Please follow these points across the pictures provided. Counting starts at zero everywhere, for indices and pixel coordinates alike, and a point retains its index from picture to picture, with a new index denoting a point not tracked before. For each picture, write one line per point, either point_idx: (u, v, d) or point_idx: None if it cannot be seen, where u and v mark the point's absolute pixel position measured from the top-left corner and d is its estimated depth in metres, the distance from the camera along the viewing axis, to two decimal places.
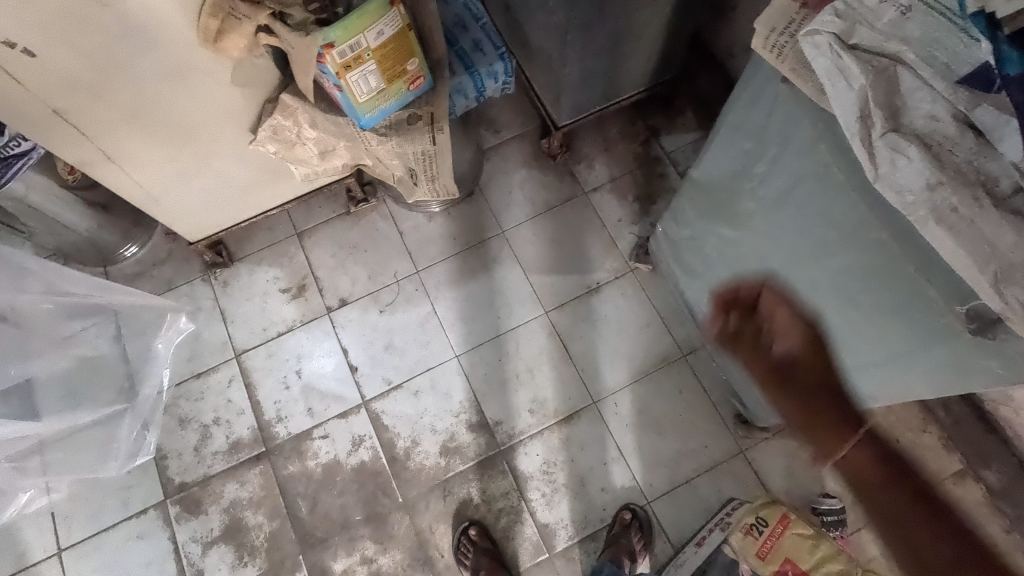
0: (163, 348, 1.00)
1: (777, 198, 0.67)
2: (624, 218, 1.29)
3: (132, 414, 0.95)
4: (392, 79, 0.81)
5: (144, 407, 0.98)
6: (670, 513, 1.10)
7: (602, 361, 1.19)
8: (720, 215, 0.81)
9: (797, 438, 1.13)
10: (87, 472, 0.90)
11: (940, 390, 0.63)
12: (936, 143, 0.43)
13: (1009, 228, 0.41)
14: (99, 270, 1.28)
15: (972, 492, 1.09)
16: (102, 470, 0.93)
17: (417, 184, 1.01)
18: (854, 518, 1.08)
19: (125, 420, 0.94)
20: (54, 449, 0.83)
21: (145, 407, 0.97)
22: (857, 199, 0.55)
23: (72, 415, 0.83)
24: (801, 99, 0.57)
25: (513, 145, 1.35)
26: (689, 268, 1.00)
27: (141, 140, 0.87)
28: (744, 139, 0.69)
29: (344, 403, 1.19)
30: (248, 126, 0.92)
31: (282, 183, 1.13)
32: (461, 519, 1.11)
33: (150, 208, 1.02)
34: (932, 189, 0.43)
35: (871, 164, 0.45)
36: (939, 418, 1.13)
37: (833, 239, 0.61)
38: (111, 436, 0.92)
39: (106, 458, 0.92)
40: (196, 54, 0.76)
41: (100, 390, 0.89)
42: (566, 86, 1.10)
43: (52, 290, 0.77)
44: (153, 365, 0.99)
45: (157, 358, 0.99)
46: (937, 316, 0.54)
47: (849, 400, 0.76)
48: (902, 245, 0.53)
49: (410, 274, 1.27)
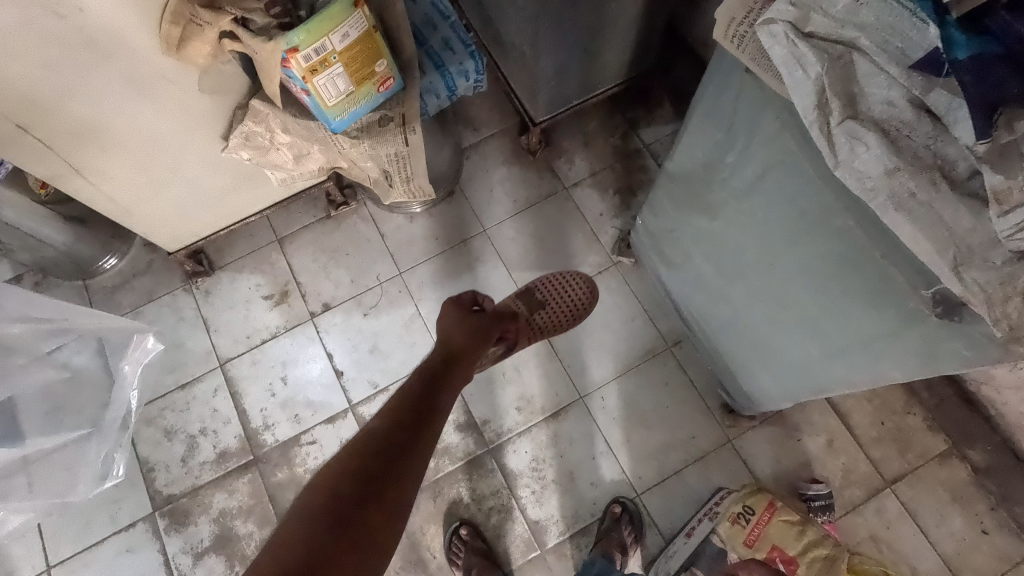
0: (130, 369, 0.96)
1: (747, 187, 0.67)
2: (605, 212, 1.29)
3: (98, 437, 0.91)
4: (361, 81, 0.80)
5: (111, 429, 0.93)
6: (659, 505, 1.10)
7: (588, 356, 1.19)
8: (694, 206, 0.81)
9: (783, 425, 1.14)
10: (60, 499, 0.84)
11: (914, 374, 0.63)
12: (893, 129, 0.43)
13: (966, 212, 0.42)
14: (79, 283, 1.26)
15: (958, 472, 1.10)
16: (73, 496, 0.87)
17: (393, 185, 1.00)
18: (842, 502, 1.09)
19: (90, 443, 0.89)
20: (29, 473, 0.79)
21: (111, 428, 0.93)
22: (824, 187, 0.55)
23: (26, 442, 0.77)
24: (765, 88, 0.57)
25: (492, 143, 1.34)
26: (669, 260, 1.00)
27: (109, 152, 0.86)
28: (713, 129, 0.69)
29: (331, 409, 1.18)
30: (219, 134, 0.92)
31: (259, 188, 1.12)
32: (452, 519, 1.11)
33: (124, 219, 1.01)
34: (891, 174, 0.43)
35: (830, 152, 0.46)
36: (923, 399, 1.13)
37: (803, 228, 0.61)
38: (78, 459, 0.87)
39: (74, 482, 0.87)
40: (159, 62, 0.76)
41: (70, 412, 0.85)
42: (541, 81, 1.10)
43: (21, 315, 0.75)
44: (116, 387, 0.94)
45: (123, 380, 0.95)
46: (906, 301, 0.54)
47: (830, 385, 0.76)
48: (868, 232, 0.53)
49: (392, 276, 1.26)
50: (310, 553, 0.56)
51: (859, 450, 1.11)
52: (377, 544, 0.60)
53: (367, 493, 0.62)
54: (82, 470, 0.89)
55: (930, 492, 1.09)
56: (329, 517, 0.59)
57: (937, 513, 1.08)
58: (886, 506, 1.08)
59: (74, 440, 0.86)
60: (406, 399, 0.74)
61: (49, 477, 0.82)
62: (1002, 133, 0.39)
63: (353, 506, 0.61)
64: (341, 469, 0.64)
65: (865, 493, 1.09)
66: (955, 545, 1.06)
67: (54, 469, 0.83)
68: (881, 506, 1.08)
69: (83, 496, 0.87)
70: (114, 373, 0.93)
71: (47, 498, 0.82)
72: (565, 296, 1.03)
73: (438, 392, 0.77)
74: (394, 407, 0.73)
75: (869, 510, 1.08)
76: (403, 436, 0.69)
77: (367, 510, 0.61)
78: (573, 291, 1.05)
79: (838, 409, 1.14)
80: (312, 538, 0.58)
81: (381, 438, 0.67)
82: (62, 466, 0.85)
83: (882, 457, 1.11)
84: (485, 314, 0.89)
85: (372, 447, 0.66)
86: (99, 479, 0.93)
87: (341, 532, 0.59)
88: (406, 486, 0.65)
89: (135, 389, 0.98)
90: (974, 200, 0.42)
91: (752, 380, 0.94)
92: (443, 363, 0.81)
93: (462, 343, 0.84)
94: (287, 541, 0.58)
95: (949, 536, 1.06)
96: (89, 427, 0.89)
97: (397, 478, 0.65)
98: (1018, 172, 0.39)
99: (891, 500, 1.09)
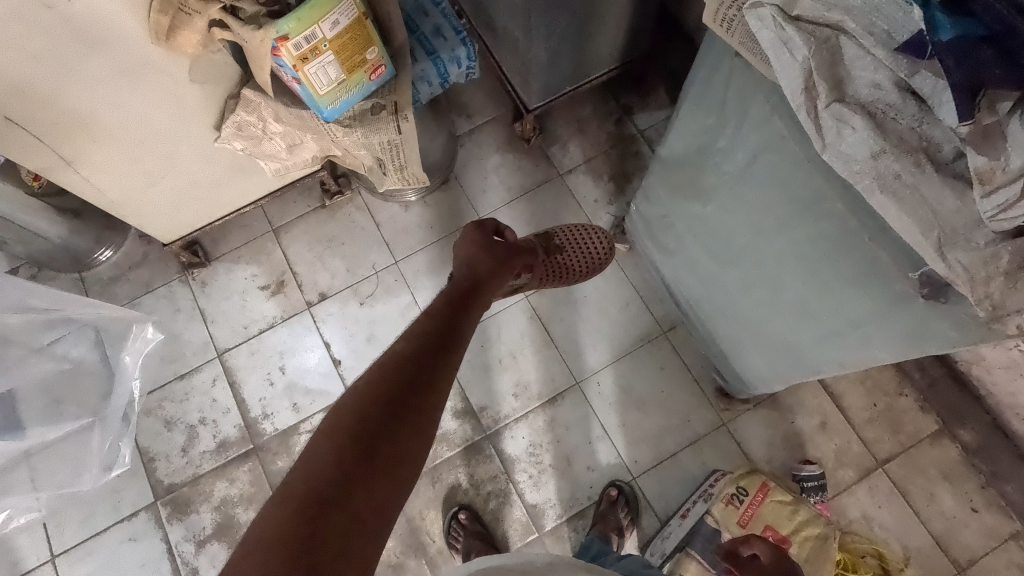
0: (131, 361, 0.98)
1: (738, 172, 0.67)
2: (600, 198, 1.29)
3: (102, 427, 0.93)
4: (352, 69, 0.80)
5: (113, 420, 0.95)
6: (655, 488, 1.12)
7: (584, 342, 1.20)
8: (687, 191, 0.81)
9: (777, 408, 1.15)
10: (66, 488, 0.88)
11: (903, 354, 0.64)
12: (880, 112, 0.44)
13: (951, 194, 0.42)
14: (75, 276, 1.26)
15: (949, 452, 1.11)
16: (78, 486, 0.91)
17: (387, 173, 1.00)
18: (834, 483, 1.11)
19: (95, 433, 0.91)
20: (37, 464, 0.81)
21: (114, 418, 0.95)
22: (813, 170, 0.56)
23: (35, 434, 0.79)
24: (755, 72, 0.57)
25: (486, 130, 1.34)
26: (663, 245, 1.01)
27: (101, 144, 0.86)
28: (705, 114, 0.69)
29: (329, 397, 1.19)
30: (211, 124, 0.91)
31: (254, 178, 1.12)
32: (451, 504, 1.13)
33: (117, 211, 1.02)
34: (877, 157, 0.44)
35: (818, 135, 0.46)
36: (915, 381, 1.15)
37: (794, 211, 0.62)
38: (81, 450, 0.89)
39: (80, 473, 0.90)
40: (149, 52, 0.75)
41: (76, 403, 0.87)
42: (535, 68, 1.09)
43: (21, 305, 0.75)
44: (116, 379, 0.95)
45: (124, 371, 0.97)
46: (893, 282, 0.55)
47: (820, 367, 0.77)
48: (856, 215, 0.54)
49: (388, 265, 1.27)
50: (345, 462, 0.51)
51: (852, 431, 1.13)
52: (412, 459, 0.56)
53: (400, 405, 0.58)
54: (88, 460, 0.91)
55: (921, 471, 1.10)
56: (364, 425, 0.55)
57: (928, 492, 1.09)
58: (878, 486, 1.10)
59: (79, 432, 0.88)
60: (425, 324, 0.71)
61: (55, 468, 0.85)
62: (985, 116, 0.39)
63: (388, 417, 0.56)
64: (366, 383, 0.59)
65: (857, 473, 1.11)
66: (945, 523, 1.08)
67: (61, 459, 0.86)
68: (873, 486, 1.10)
69: (91, 485, 0.91)
70: (115, 364, 0.95)
71: (56, 488, 0.85)
72: (584, 247, 1.02)
73: (461, 322, 0.74)
74: (415, 330, 0.70)
75: (861, 490, 1.10)
76: (427, 361, 0.65)
77: (403, 425, 0.57)
78: (592, 244, 1.03)
79: (831, 391, 1.15)
80: (346, 446, 0.52)
81: (406, 357, 0.64)
82: (66, 457, 0.87)
83: (874, 437, 1.12)
84: (509, 246, 0.88)
85: (399, 365, 0.62)
86: (104, 468, 0.96)
87: (376, 440, 0.54)
88: (434, 403, 0.61)
89: (136, 380, 1.00)
90: (959, 182, 0.42)
91: (745, 363, 0.95)
92: (463, 296, 0.79)
93: (484, 274, 0.82)
94: (317, 446, 0.52)
95: (940, 514, 1.08)
96: (94, 418, 0.91)
97: (428, 395, 0.61)
98: (1000, 153, 0.39)
99: (882, 480, 1.10)
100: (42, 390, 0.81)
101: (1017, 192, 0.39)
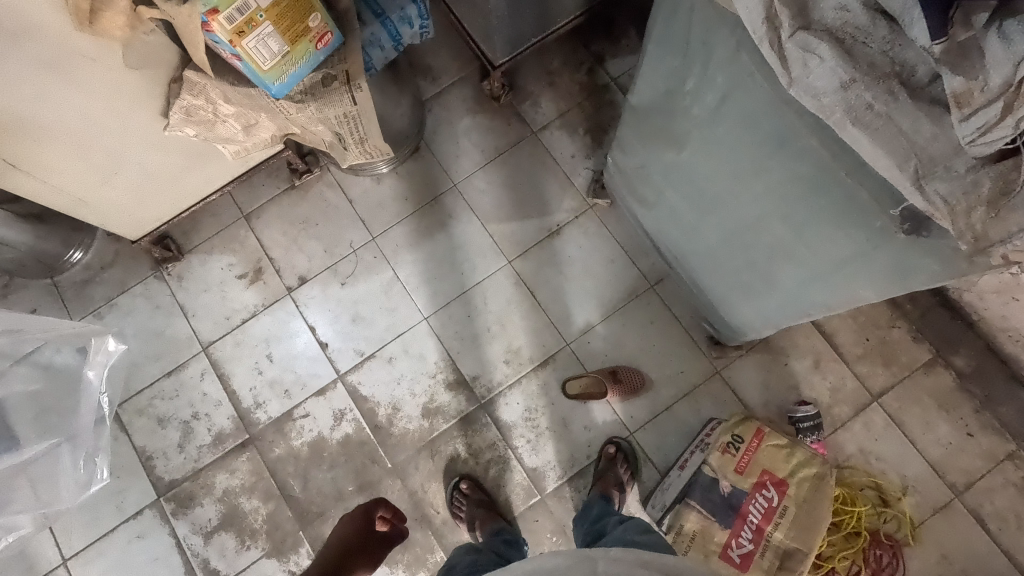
0: (97, 376, 0.89)
1: (709, 115, 0.64)
2: (577, 153, 1.25)
3: (72, 445, 0.85)
4: (296, 39, 0.74)
5: (85, 435, 0.87)
6: (653, 440, 1.12)
7: (635, 367, 1.14)
8: (661, 140, 0.78)
9: (770, 351, 1.14)
10: (41, 505, 0.81)
11: (888, 292, 0.63)
12: (847, 36, 0.41)
13: (926, 120, 0.41)
14: (47, 282, 1.22)
15: (942, 379, 1.11)
16: (56, 504, 0.84)
17: (348, 147, 0.97)
18: (830, 420, 1.11)
19: (62, 451, 0.84)
20: None
21: (85, 434, 0.87)
22: (784, 108, 0.52)
23: None
24: (717, 7, 0.52)
25: (454, 92, 1.28)
26: (642, 197, 0.98)
27: (44, 145, 0.81)
28: (671, 56, 0.64)
29: (320, 380, 1.18)
30: (158, 112, 0.86)
31: (214, 164, 1.07)
32: (452, 475, 1.13)
33: (78, 210, 0.97)
34: (846, 87, 0.42)
35: (784, 69, 0.44)
36: (908, 313, 1.13)
37: (767, 154, 0.59)
38: (46, 465, 0.81)
39: (55, 488, 0.83)
40: (75, 40, 0.70)
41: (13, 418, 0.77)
42: (494, 20, 1.03)
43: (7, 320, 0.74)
44: (80, 395, 0.86)
45: (92, 387, 0.89)
46: (873, 220, 0.53)
47: (807, 310, 0.76)
48: (831, 151, 0.51)
49: (366, 242, 1.23)
50: None
51: (846, 368, 1.13)
52: None
53: None
54: (61, 482, 0.84)
55: (917, 402, 1.10)
56: None
57: (923, 421, 1.10)
58: (873, 420, 1.10)
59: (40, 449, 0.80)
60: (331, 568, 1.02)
61: (12, 489, 0.76)
62: (958, 31, 0.36)
63: None
64: None
65: (853, 409, 1.11)
66: (941, 450, 1.09)
67: (20, 476, 0.78)
68: (869, 419, 1.10)
69: (67, 500, 0.84)
70: (75, 376, 0.86)
71: (28, 507, 0.79)
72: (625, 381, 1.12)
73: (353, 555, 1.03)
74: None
75: (856, 425, 1.10)
76: None
77: None
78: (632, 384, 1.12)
79: (823, 330, 1.14)
80: None
81: None
82: (26, 474, 0.79)
83: (868, 372, 1.12)
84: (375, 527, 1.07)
85: None
86: (85, 485, 0.88)
87: None
88: None
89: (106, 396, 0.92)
90: (936, 108, 0.41)
91: (734, 312, 0.93)
92: (364, 517, 1.07)
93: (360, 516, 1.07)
94: None
95: (936, 441, 1.09)
96: (61, 438, 0.83)
97: None
98: (978, 72, 0.37)
99: (878, 413, 1.11)
100: (27, 407, 0.79)
101: (995, 113, 0.37)
